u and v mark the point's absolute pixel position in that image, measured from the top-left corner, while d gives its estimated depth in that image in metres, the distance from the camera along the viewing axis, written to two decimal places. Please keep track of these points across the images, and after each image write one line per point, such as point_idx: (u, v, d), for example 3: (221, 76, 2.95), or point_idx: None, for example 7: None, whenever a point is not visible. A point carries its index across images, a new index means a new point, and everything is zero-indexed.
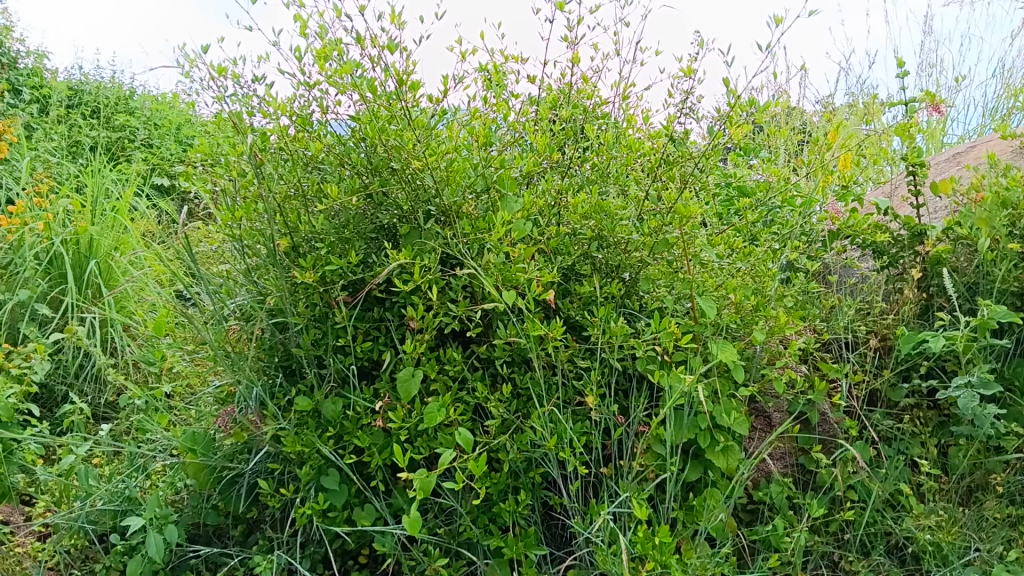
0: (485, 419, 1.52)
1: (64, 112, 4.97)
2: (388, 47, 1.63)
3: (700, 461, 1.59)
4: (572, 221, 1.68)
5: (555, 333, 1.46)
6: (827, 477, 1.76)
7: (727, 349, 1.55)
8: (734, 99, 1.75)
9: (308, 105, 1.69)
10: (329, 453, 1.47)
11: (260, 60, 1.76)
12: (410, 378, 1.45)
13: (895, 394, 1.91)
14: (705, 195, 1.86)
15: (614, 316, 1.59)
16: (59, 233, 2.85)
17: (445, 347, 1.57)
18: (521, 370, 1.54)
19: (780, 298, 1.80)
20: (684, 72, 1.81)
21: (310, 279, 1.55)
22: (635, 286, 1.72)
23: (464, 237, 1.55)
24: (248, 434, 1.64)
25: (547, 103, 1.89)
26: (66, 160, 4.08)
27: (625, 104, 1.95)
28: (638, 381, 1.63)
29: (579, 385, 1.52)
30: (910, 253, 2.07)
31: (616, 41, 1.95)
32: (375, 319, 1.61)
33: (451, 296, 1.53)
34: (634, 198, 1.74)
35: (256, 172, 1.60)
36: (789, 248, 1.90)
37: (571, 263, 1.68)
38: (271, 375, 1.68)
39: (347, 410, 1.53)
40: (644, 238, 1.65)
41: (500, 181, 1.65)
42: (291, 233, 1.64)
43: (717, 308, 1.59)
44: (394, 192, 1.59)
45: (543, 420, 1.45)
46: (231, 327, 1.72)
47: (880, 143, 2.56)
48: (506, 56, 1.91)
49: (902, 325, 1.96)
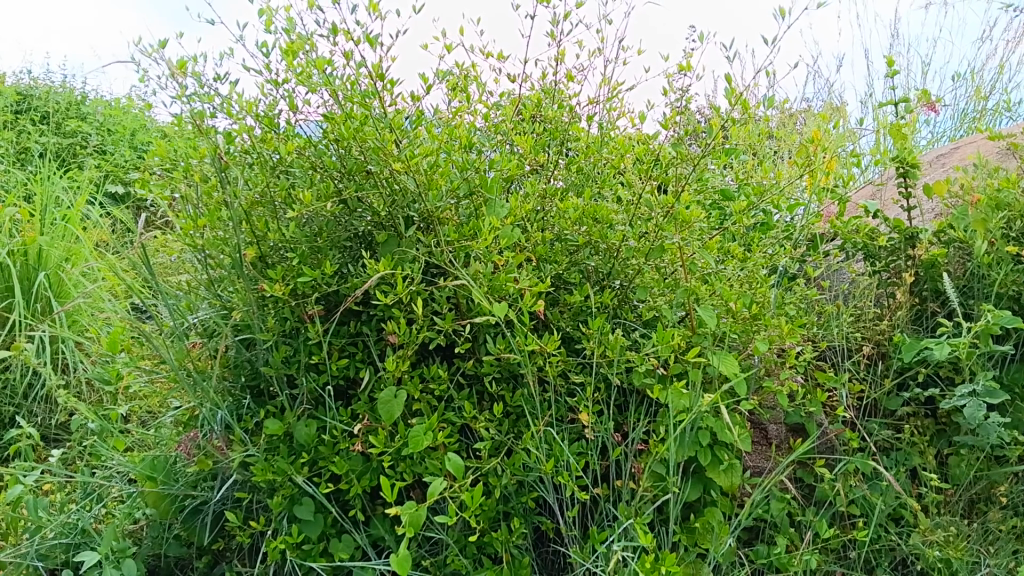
0: (473, 441, 1.41)
1: (11, 118, 4.77)
2: (362, 41, 1.51)
3: (699, 480, 1.49)
4: (563, 226, 1.59)
5: (549, 347, 1.35)
6: (830, 492, 1.67)
7: (729, 360, 1.46)
8: (732, 97, 1.65)
9: (275, 104, 1.58)
10: (304, 481, 1.34)
11: (222, 56, 1.65)
12: (391, 399, 1.32)
13: (891, 403, 1.82)
14: (698, 197, 1.78)
15: (609, 327, 1.48)
16: (6, 245, 2.68)
17: (428, 363, 1.46)
18: (511, 387, 1.43)
19: (780, 306, 1.71)
20: (675, 71, 1.73)
21: (280, 292, 1.42)
22: (627, 295, 1.62)
23: (449, 244, 1.43)
24: (213, 460, 1.50)
25: (530, 103, 1.79)
26: (14, 167, 3.89)
27: (611, 104, 1.89)
28: (634, 397, 1.53)
29: (573, 402, 1.42)
30: (903, 257, 1.95)
31: (601, 38, 1.87)
32: (352, 334, 1.49)
33: (435, 307, 1.41)
34: (627, 202, 1.64)
35: (220, 177, 1.48)
36: (785, 253, 1.81)
37: (560, 271, 1.58)
38: (237, 395, 1.55)
39: (323, 434, 1.41)
40: (637, 245, 1.55)
41: (484, 185, 1.54)
42: (258, 241, 1.51)
43: (717, 317, 1.47)
44: (369, 198, 1.50)
45: (537, 441, 1.34)
46: (193, 343, 1.59)
47: (866, 144, 2.51)
48: (487, 53, 1.84)
49: (898, 331, 1.88)
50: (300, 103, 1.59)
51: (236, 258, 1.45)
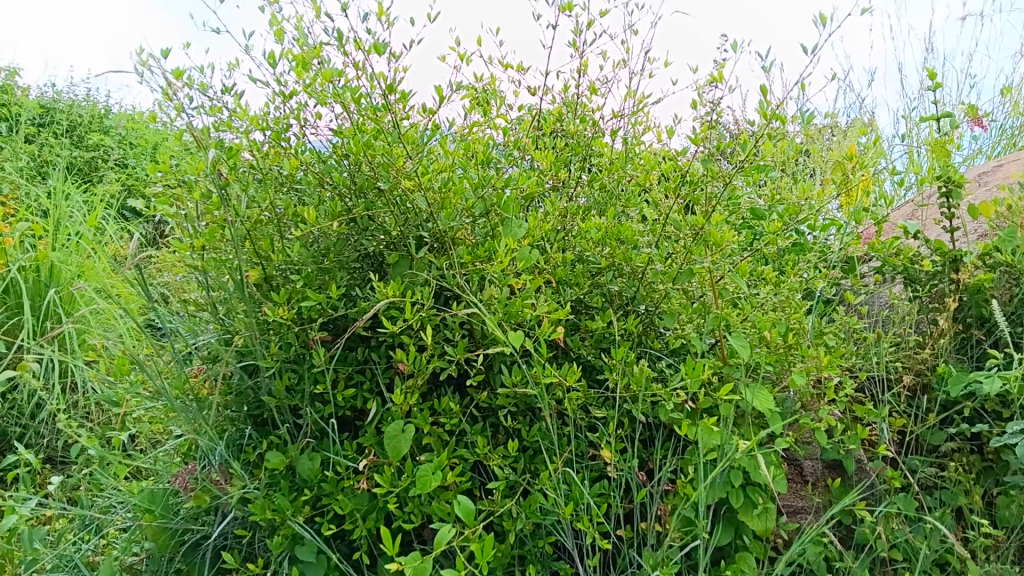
0: (486, 478, 1.32)
1: (33, 131, 4.77)
2: (374, 50, 1.43)
3: (730, 522, 1.39)
4: (585, 248, 1.50)
5: (568, 380, 1.26)
6: (870, 534, 1.56)
7: (763, 395, 1.36)
8: (767, 110, 1.55)
9: (284, 118, 1.52)
10: (305, 529, 1.25)
11: (230, 68, 1.59)
12: (399, 434, 1.23)
13: (935, 437, 1.70)
14: (729, 218, 1.68)
15: (633, 358, 1.38)
16: (17, 261, 2.63)
17: (439, 393, 1.36)
18: (527, 421, 1.34)
19: (818, 335, 1.60)
20: (704, 83, 1.63)
21: (284, 316, 1.34)
22: (653, 321, 1.52)
23: (463, 267, 1.35)
24: (212, 495, 1.42)
25: (550, 117, 1.72)
26: (32, 181, 3.87)
27: (637, 117, 1.81)
28: (661, 432, 1.43)
29: (594, 438, 1.32)
30: (947, 282, 1.83)
31: (626, 49, 1.79)
32: (359, 362, 1.40)
33: (446, 335, 1.32)
34: (653, 221, 1.55)
35: (221, 194, 1.38)
36: (823, 276, 1.69)
37: (581, 295, 1.49)
38: (238, 424, 1.47)
39: (327, 469, 1.32)
40: (665, 269, 1.43)
41: (502, 204, 1.45)
42: (260, 262, 1.43)
43: (750, 348, 1.37)
44: (381, 216, 1.40)
45: (555, 482, 1.24)
46: (195, 369, 1.51)
47: (903, 161, 2.40)
48: (506, 65, 1.78)
49: (942, 361, 1.76)
50: (310, 116, 1.52)
51: (238, 280, 1.36)
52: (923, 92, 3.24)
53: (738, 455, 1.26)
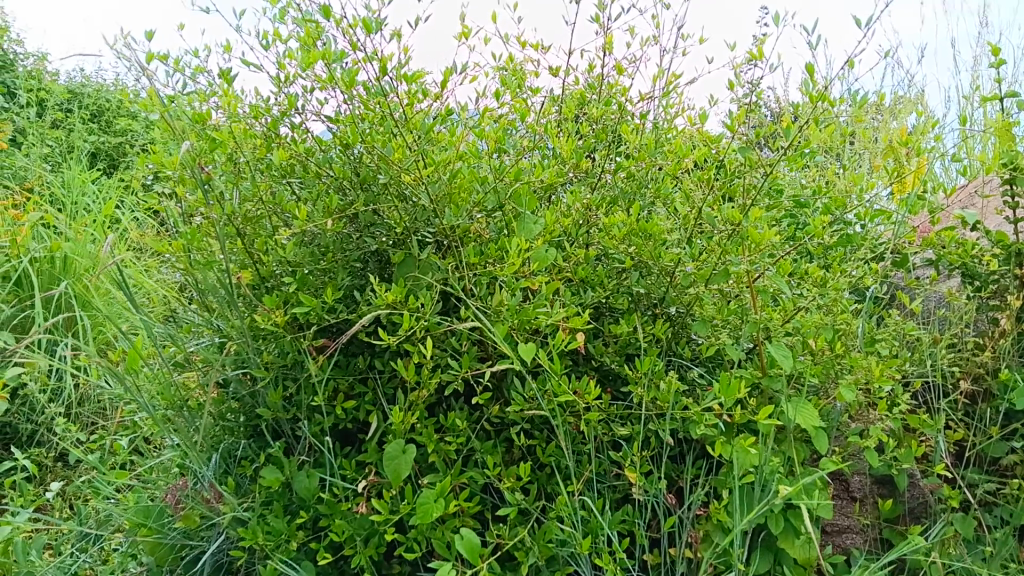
0: (499, 500, 1.20)
1: (60, 116, 4.74)
2: (373, 27, 1.31)
3: (769, 549, 1.26)
4: (608, 245, 1.37)
5: (587, 397, 1.13)
6: (924, 559, 1.41)
7: (806, 411, 1.21)
8: (813, 90, 1.38)
9: (282, 105, 1.40)
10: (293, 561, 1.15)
11: (226, 51, 1.48)
12: (400, 455, 1.11)
13: (996, 449, 1.54)
14: (768, 210, 1.53)
15: (661, 369, 1.25)
16: (32, 252, 2.57)
17: (447, 406, 1.25)
18: (544, 438, 1.22)
19: (869, 340, 1.44)
20: (741, 62, 1.47)
21: (276, 323, 1.23)
22: (685, 326, 1.38)
23: (472, 269, 1.22)
24: (207, 511, 1.32)
25: (573, 100, 1.59)
26: (56, 167, 3.82)
27: (668, 98, 1.67)
28: (692, 449, 1.30)
29: (617, 458, 1.20)
30: (1009, 278, 1.62)
31: (657, 25, 1.64)
32: (361, 371, 1.29)
33: (453, 343, 1.20)
34: (684, 214, 1.41)
35: (205, 190, 1.24)
36: (873, 273, 1.54)
37: (604, 296, 1.36)
38: (236, 435, 1.37)
39: (325, 489, 1.21)
40: (696, 269, 1.29)
41: (517, 198, 1.33)
42: (253, 263, 1.31)
43: (792, 358, 1.23)
44: (385, 211, 1.28)
45: (572, 508, 1.12)
46: (191, 376, 1.41)
47: (963, 144, 2.22)
48: (524, 43, 1.65)
49: (1004, 365, 1.57)
50: (310, 102, 1.40)
51: (227, 284, 1.25)
52: (979, 66, 3.03)
53: (781, 501, 1.12)
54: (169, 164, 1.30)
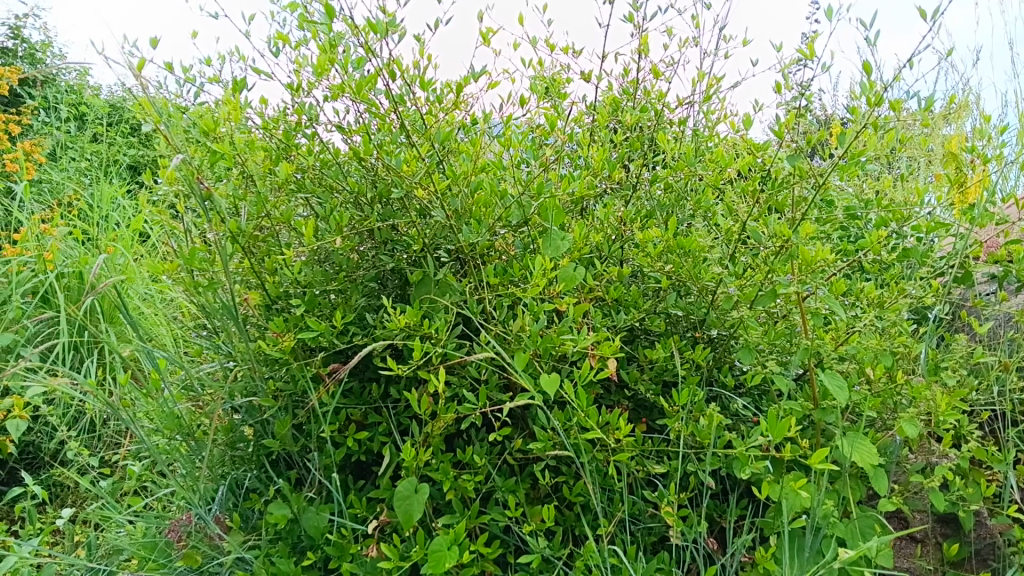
0: (521, 543, 1.10)
1: (101, 130, 4.78)
2: (388, 31, 1.22)
3: None
4: (643, 262, 1.27)
5: (617, 433, 1.02)
6: None
7: (864, 448, 1.09)
8: (868, 92, 1.26)
9: (295, 116, 1.32)
10: None
11: (239, 59, 1.41)
12: (412, 495, 1.01)
13: None
14: (820, 223, 1.41)
15: (701, 400, 1.14)
16: (60, 268, 2.54)
17: (467, 439, 1.15)
18: (571, 475, 1.11)
19: (932, 367, 1.31)
20: (789, 63, 1.35)
21: (282, 350, 1.14)
22: (728, 351, 1.27)
23: (493, 290, 1.12)
24: (213, 547, 1.24)
25: (605, 108, 1.49)
26: (91, 181, 3.83)
27: (710, 104, 1.55)
28: (736, 487, 1.19)
29: (652, 499, 1.08)
30: None
31: (696, 26, 1.53)
32: (375, 400, 1.20)
33: (471, 372, 1.10)
34: (726, 229, 1.30)
35: (208, 206, 1.17)
36: (936, 292, 1.41)
37: (639, 319, 1.26)
38: (245, 465, 1.29)
39: (334, 528, 1.12)
40: (740, 289, 1.18)
41: (543, 213, 1.23)
42: (261, 283, 1.23)
43: (847, 389, 1.10)
44: (402, 228, 1.19)
45: (601, 556, 1.01)
46: (198, 403, 1.34)
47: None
48: (554, 47, 1.55)
49: None
50: (324, 112, 1.32)
51: (231, 306, 1.17)
52: None
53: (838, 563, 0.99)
54: (170, 179, 1.23)
